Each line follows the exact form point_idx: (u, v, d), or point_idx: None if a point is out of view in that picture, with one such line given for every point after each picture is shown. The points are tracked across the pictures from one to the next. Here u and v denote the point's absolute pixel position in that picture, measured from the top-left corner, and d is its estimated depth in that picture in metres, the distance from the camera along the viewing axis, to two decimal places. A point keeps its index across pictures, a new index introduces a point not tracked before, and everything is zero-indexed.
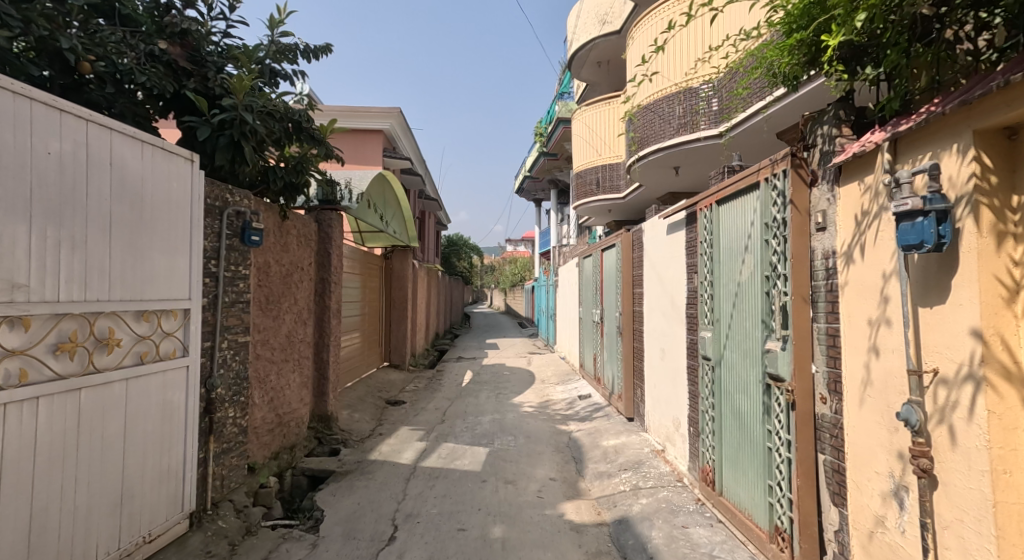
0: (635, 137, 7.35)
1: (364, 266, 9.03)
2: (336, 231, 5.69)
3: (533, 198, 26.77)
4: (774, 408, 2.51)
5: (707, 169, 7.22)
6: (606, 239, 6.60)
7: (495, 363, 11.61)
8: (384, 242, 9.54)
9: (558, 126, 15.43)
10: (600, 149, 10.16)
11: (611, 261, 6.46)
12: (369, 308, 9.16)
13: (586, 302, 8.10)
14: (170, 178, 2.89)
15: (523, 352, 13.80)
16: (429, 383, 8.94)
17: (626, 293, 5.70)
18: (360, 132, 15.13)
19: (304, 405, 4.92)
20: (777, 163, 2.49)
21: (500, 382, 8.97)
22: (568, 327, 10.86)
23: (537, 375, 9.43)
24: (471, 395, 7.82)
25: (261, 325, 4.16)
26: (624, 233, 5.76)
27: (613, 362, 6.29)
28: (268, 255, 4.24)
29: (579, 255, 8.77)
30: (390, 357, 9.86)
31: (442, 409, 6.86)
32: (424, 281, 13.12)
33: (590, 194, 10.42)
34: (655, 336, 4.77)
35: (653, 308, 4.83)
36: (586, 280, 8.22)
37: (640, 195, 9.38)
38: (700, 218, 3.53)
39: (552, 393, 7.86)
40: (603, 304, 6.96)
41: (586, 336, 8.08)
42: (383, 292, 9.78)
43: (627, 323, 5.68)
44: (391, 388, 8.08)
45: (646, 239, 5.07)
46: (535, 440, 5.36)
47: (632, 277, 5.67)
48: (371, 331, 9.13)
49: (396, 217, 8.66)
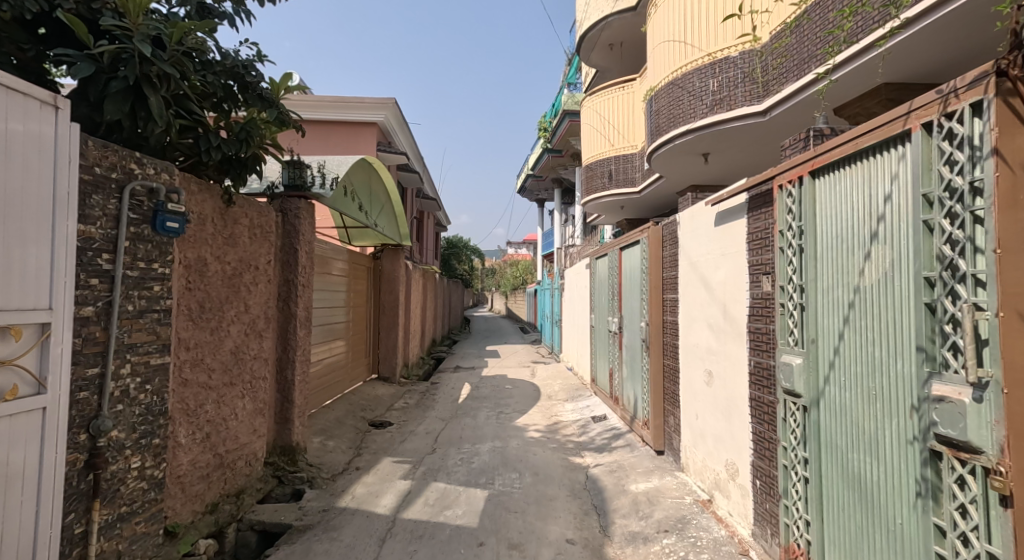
0: (657, 120, 6.43)
1: (350, 266, 8.08)
2: (307, 224, 4.75)
3: (535, 199, 25.90)
4: (952, 493, 1.55)
5: (741, 157, 6.30)
6: (626, 236, 5.65)
7: (496, 374, 10.68)
8: (371, 240, 8.73)
9: (565, 119, 14.60)
10: (612, 139, 9.25)
11: (632, 262, 5.51)
12: (354, 313, 8.20)
13: (600, 309, 7.15)
14: (12, 130, 1.95)
15: (526, 360, 12.91)
16: (422, 399, 8.01)
17: (653, 299, 4.77)
18: (353, 124, 14.21)
19: (259, 437, 3.96)
20: (962, 95, 1.54)
21: (502, 398, 8.04)
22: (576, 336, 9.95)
23: (543, 390, 8.48)
24: (468, 415, 6.89)
25: (195, 340, 3.20)
26: (650, 227, 4.83)
27: (636, 380, 5.35)
28: (205, 250, 3.28)
29: (592, 255, 7.82)
30: (378, 368, 8.91)
31: (434, 434, 5.93)
32: (420, 284, 12.19)
33: (601, 189, 9.52)
34: (697, 354, 3.83)
35: (695, 319, 3.90)
36: (600, 284, 7.28)
37: (658, 190, 8.47)
38: (777, 198, 2.58)
39: (561, 413, 6.91)
40: (621, 311, 6.02)
41: (599, 347, 7.14)
42: (372, 296, 8.82)
43: (656, 335, 4.74)
44: (378, 405, 7.14)
45: (684, 235, 4.12)
46: (545, 479, 4.42)
47: (662, 280, 4.73)
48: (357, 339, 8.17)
49: (385, 212, 7.79)
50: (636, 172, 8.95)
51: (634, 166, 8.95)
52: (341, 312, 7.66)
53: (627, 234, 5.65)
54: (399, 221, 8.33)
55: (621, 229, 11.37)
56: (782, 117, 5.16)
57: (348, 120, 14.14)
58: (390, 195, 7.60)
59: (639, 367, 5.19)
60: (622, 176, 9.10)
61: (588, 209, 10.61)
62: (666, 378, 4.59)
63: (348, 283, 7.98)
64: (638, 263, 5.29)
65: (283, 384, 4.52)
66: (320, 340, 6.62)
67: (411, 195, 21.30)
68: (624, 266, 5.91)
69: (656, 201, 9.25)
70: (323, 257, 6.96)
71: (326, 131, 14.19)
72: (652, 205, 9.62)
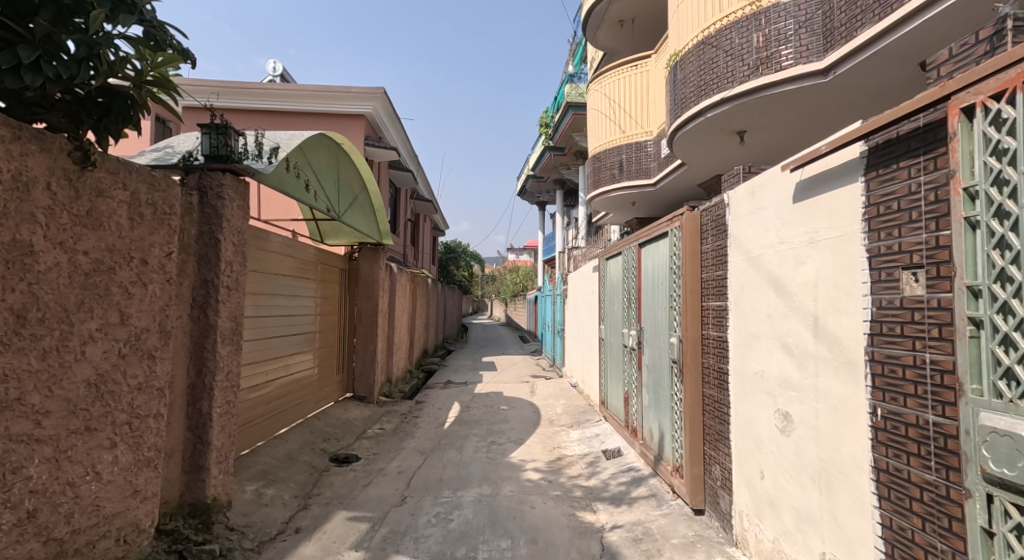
0: (682, 90, 5.35)
1: (318, 267, 6.93)
2: (236, 208, 3.64)
3: (536, 201, 24.90)
4: None
5: (786, 134, 5.22)
6: (651, 228, 4.52)
7: (490, 391, 9.54)
8: (346, 239, 7.81)
9: (568, 112, 13.65)
10: (624, 125, 8.17)
11: (658, 261, 4.40)
12: (323, 323, 7.05)
13: (613, 319, 6.02)
14: None
15: (526, 374, 11.78)
16: (401, 424, 6.87)
17: (689, 307, 3.65)
18: (339, 116, 13.21)
19: (146, 501, 2.82)
20: None
21: (495, 422, 6.89)
22: (582, 349, 8.82)
23: (544, 412, 7.36)
24: (453, 446, 5.76)
25: (8, 370, 2.07)
26: (684, 212, 3.72)
27: (663, 410, 4.22)
28: (29, 230, 2.16)
29: (602, 258, 6.70)
30: (351, 386, 7.74)
31: (408, 474, 4.79)
32: (408, 290, 11.08)
33: (610, 182, 8.42)
34: (764, 387, 2.70)
35: (759, 337, 2.78)
36: (611, 289, 6.16)
37: (678, 180, 7.37)
38: (957, 131, 1.50)
39: (565, 444, 5.78)
40: (641, 321, 4.89)
41: (611, 364, 6.02)
42: (344, 303, 7.67)
43: (692, 354, 3.61)
44: (347, 432, 6.01)
45: (741, 222, 3.02)
46: (547, 549, 3.27)
47: (701, 283, 3.61)
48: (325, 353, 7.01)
49: (360, 203, 6.70)
50: (651, 162, 7.87)
51: (649, 155, 7.87)
52: (306, 322, 6.51)
53: (650, 225, 4.54)
54: (376, 216, 7.32)
55: (632, 230, 10.28)
56: (849, 77, 4.09)
57: (334, 112, 13.14)
58: (365, 183, 6.53)
59: (668, 393, 4.06)
60: (636, 166, 8.00)
61: (594, 206, 9.51)
62: (707, 413, 3.46)
63: (316, 287, 6.84)
64: (667, 261, 4.16)
65: (196, 419, 3.38)
66: (274, 356, 5.47)
67: (405, 195, 20.26)
68: (646, 267, 4.78)
69: (673, 196, 8.16)
70: (283, 255, 5.83)
71: (311, 124, 13.18)
72: (669, 200, 8.52)
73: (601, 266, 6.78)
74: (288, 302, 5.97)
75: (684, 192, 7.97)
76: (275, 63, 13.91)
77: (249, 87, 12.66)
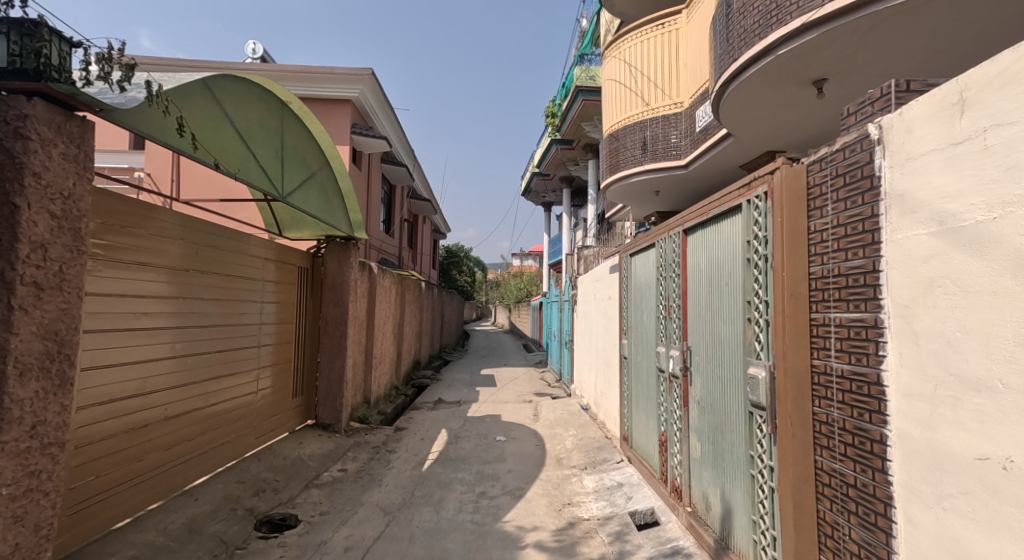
0: (738, 23, 3.99)
1: (271, 265, 5.58)
2: (60, 160, 2.28)
3: (541, 202, 23.67)
4: None
5: (881, 79, 3.86)
6: (710, 203, 3.16)
7: (486, 413, 8.14)
8: (308, 232, 6.49)
9: (578, 97, 12.47)
10: (648, 97, 6.83)
11: (725, 252, 2.98)
12: (277, 334, 5.68)
13: (643, 332, 4.61)
14: None
15: (528, 391, 10.42)
16: (369, 463, 5.49)
17: (790, 318, 2.26)
18: (323, 102, 12.05)
19: None
20: None
21: (489, 460, 5.50)
22: (596, 366, 7.44)
23: (549, 446, 5.98)
24: (430, 502, 4.38)
25: None
26: (779, 165, 2.37)
27: (732, 474, 2.81)
28: None
29: (625, 253, 5.26)
30: (314, 411, 6.34)
31: (358, 553, 3.40)
32: (394, 296, 9.70)
33: (631, 165, 7.04)
34: (1017, 496, 1.30)
35: (989, 389, 1.39)
36: (639, 293, 4.78)
37: (717, 161, 6.02)
38: None
39: (577, 499, 4.39)
40: (690, 338, 3.51)
41: (641, 391, 4.64)
42: (306, 308, 6.31)
43: (794, 398, 2.21)
44: (293, 479, 4.64)
45: (920, 167, 1.64)
46: None
47: (809, 280, 2.22)
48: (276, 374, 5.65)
49: (317, 184, 5.35)
50: (682, 140, 6.52)
51: (679, 132, 6.52)
52: (251, 335, 5.13)
53: (709, 200, 3.18)
54: (340, 201, 6.04)
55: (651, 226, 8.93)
56: None
57: (318, 96, 11.95)
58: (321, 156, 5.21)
59: (744, 452, 2.66)
60: (664, 145, 6.64)
61: (610, 195, 8.13)
62: (827, 503, 2.04)
63: (267, 289, 5.48)
64: (740, 248, 2.79)
65: None
66: (195, 380, 4.09)
67: (401, 193, 18.94)
68: (699, 260, 3.41)
69: (707, 182, 6.80)
70: (220, 247, 4.48)
71: None
72: (701, 188, 7.14)
73: (624, 262, 5.39)
74: (224, 309, 4.58)
75: (721, 177, 6.59)
76: (255, 44, 12.68)
77: (223, 66, 11.41)
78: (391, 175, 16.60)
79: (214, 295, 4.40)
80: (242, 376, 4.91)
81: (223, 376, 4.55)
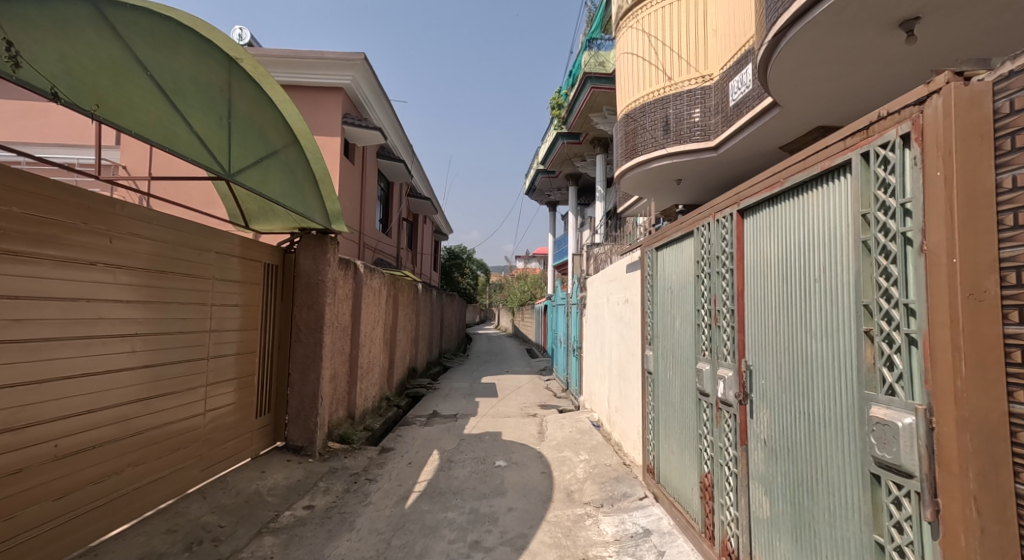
0: None
1: (234, 261, 4.75)
2: None
3: (545, 201, 22.90)
4: None
5: (992, 17, 2.98)
6: (790, 169, 2.26)
7: (486, 431, 7.28)
8: (277, 224, 5.65)
9: (586, 85, 11.70)
10: (670, 70, 5.96)
11: (816, 235, 2.08)
12: (239, 342, 4.83)
13: (677, 342, 3.72)
14: None
15: (533, 403, 9.56)
16: (343, 496, 4.61)
17: (967, 336, 1.36)
18: (313, 90, 11.42)
19: None
20: None
21: (485, 494, 4.62)
22: (612, 379, 6.55)
23: (557, 475, 5.11)
24: (409, 556, 3.50)
25: None
26: (941, 87, 1.43)
27: (832, 558, 1.93)
28: None
29: (652, 243, 4.38)
30: (283, 431, 5.48)
31: None
32: (385, 299, 8.87)
33: (651, 148, 6.16)
34: None
35: None
36: (670, 294, 3.90)
37: (755, 140, 5.13)
38: None
39: (593, 553, 3.51)
40: (752, 354, 2.61)
41: (674, 415, 3.76)
42: (274, 311, 5.45)
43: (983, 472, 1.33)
44: (242, 524, 3.76)
45: None
46: None
47: (1004, 271, 1.35)
48: (236, 389, 4.79)
49: (278, 161, 4.48)
50: (711, 117, 5.63)
51: (707, 108, 5.65)
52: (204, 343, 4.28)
53: (786, 165, 2.29)
54: (314, 187, 5.24)
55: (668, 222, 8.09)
56: None
57: (307, 84, 11.32)
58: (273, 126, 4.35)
59: (863, 534, 1.76)
60: (690, 123, 5.75)
61: (625, 184, 7.24)
62: None
63: (228, 288, 4.65)
64: (848, 227, 1.89)
65: None
66: (118, 400, 3.26)
67: (399, 191, 18.14)
68: (767, 248, 2.51)
69: (739, 168, 5.91)
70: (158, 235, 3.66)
71: None
72: (731, 176, 6.26)
73: (648, 255, 4.51)
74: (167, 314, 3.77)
75: (756, 161, 5.71)
76: (242, 30, 11.96)
77: None
78: (388, 171, 15.85)
79: (150, 296, 3.58)
80: (192, 392, 4.07)
81: (164, 393, 3.71)
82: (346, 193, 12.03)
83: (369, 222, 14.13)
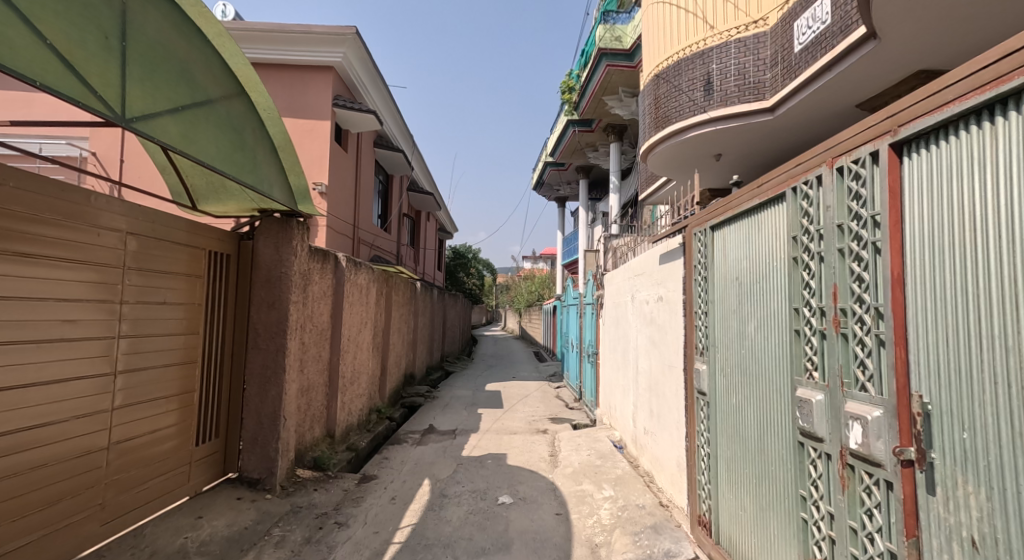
0: None
1: (171, 249, 3.85)
2: None
3: (554, 196, 21.86)
4: None
5: None
6: None
7: (488, 452, 6.24)
8: (232, 205, 4.62)
9: (600, 63, 10.66)
10: (713, 16, 4.88)
11: None
12: (175, 351, 3.84)
13: (751, 350, 2.75)
14: None
15: (542, 416, 8.50)
16: (300, 551, 3.55)
17: None
18: (300, 70, 10.46)
19: None
20: None
21: (483, 549, 3.58)
22: (640, 393, 5.46)
23: (575, 520, 4.05)
24: None
25: None
26: None
27: None
28: None
29: (705, 220, 3.41)
30: (236, 460, 4.43)
31: None
32: (375, 298, 7.87)
33: (688, 113, 5.07)
34: None
35: None
36: (738, 285, 2.91)
37: (827, 94, 4.06)
38: None
39: None
40: (931, 359, 1.71)
41: (749, 451, 2.75)
42: (225, 311, 4.42)
43: None
44: None
45: None
46: None
47: None
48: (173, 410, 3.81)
49: (219, 114, 3.46)
50: (768, 71, 4.56)
51: (762, 60, 4.57)
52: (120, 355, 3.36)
53: None
54: (272, 154, 4.20)
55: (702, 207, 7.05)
56: None
57: (295, 62, 10.38)
58: (204, 68, 3.33)
59: None
60: (740, 80, 4.67)
61: (652, 162, 6.15)
62: None
63: (164, 281, 3.77)
64: None
65: None
66: None
67: (399, 185, 17.15)
68: (964, 191, 1.62)
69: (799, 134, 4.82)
70: (71, 211, 3.05)
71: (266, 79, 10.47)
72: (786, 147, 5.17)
73: (698, 238, 3.53)
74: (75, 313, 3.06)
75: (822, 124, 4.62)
76: (225, 6, 11.03)
77: None
78: (387, 163, 14.87)
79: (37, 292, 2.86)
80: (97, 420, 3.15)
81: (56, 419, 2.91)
82: (337, 182, 11.02)
83: (364, 215, 13.11)
